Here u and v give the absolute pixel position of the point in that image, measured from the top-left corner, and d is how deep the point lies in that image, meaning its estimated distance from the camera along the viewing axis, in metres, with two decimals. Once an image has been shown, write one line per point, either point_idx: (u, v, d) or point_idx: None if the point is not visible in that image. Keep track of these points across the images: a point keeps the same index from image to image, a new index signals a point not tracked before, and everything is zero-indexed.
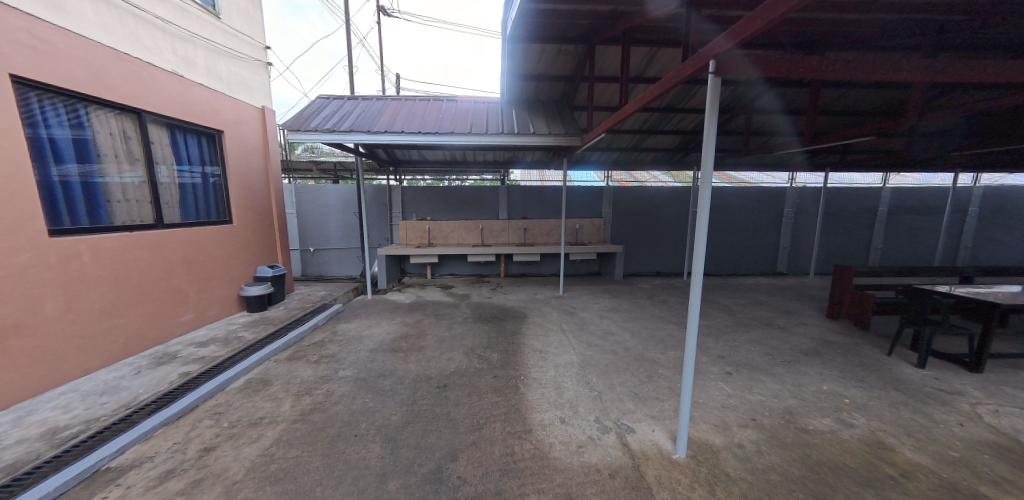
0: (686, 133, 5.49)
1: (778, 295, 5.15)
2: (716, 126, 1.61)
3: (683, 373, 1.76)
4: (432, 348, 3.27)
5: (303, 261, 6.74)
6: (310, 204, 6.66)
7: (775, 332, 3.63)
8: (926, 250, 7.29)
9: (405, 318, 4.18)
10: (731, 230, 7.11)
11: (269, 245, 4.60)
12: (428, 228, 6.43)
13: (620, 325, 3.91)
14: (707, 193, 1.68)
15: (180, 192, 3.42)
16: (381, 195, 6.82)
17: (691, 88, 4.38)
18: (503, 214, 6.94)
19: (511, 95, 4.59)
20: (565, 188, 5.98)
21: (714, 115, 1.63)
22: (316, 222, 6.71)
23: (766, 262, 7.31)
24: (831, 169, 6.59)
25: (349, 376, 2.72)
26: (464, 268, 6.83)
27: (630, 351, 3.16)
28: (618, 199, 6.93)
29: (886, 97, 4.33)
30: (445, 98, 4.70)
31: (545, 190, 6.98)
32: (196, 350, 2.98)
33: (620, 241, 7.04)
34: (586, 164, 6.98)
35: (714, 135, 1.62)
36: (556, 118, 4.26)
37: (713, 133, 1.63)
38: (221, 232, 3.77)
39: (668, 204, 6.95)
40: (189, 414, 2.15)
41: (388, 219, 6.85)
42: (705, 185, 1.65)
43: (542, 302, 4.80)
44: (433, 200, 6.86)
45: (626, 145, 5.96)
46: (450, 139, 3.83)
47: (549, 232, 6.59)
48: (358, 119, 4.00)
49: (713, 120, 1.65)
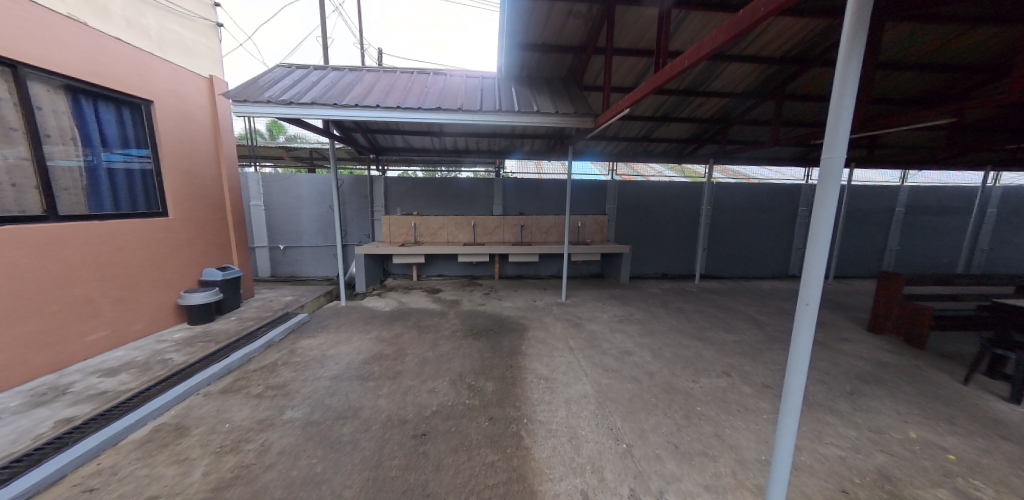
0: (704, 122, 4.92)
1: (801, 302, 4.65)
2: (862, 64, 0.95)
3: (777, 441, 1.20)
4: (411, 374, 2.63)
5: (273, 260, 6.05)
6: (281, 196, 5.95)
7: (818, 351, 3.09)
8: (942, 252, 6.94)
9: (382, 331, 3.52)
10: (742, 230, 6.61)
11: (219, 242, 3.86)
12: (414, 224, 5.94)
13: (637, 341, 3.30)
14: (832, 188, 1.08)
15: (86, 176, 2.68)
16: (362, 186, 6.12)
17: (716, 66, 3.80)
18: (498, 210, 6.31)
19: (509, 69, 3.91)
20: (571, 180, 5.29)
21: (861, 39, 0.95)
22: (288, 216, 5.99)
23: (778, 264, 6.86)
24: (856, 165, 6.06)
25: (298, 419, 2.06)
26: (453, 268, 6.15)
27: (656, 379, 2.58)
28: (623, 194, 6.40)
29: (934, 79, 3.81)
30: (432, 71, 3.99)
31: (544, 184, 6.34)
32: (98, 382, 2.28)
33: (624, 240, 6.52)
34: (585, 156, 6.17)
35: (854, 95, 0.98)
36: (563, 96, 3.61)
37: (850, 91, 0.98)
38: (149, 227, 3.04)
39: (676, 202, 6.47)
40: (45, 493, 1.48)
41: (369, 213, 6.13)
42: (834, 175, 1.04)
43: (543, 311, 4.18)
44: (420, 193, 6.18)
45: (634, 134, 5.39)
46: (436, 117, 3.18)
47: (547, 230, 6.14)
48: (324, 90, 3.29)
49: (855, 57, 0.98)
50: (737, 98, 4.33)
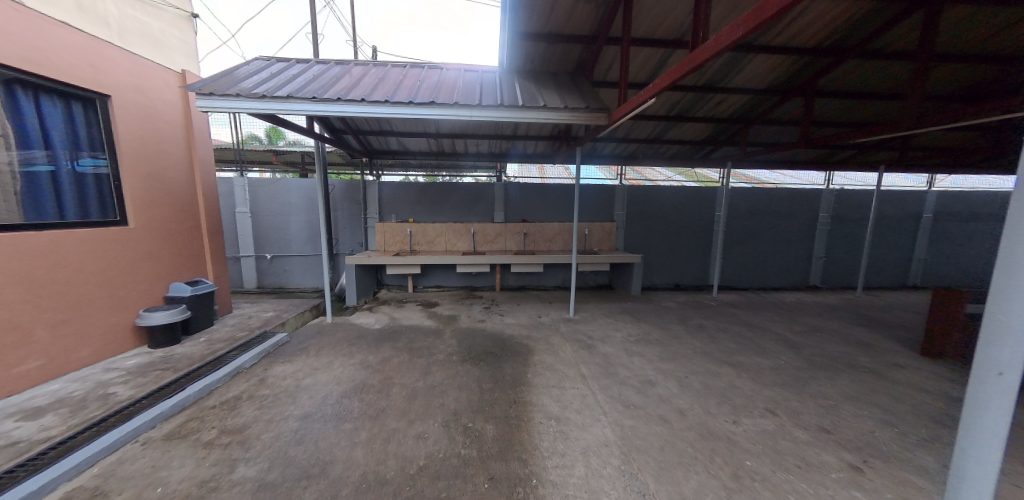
0: (721, 122, 4.54)
1: (834, 318, 4.22)
2: None
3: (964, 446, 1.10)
4: (396, 412, 2.22)
5: (259, 270, 5.70)
6: (268, 202, 5.61)
7: (872, 380, 2.66)
8: (973, 261, 6.50)
9: (369, 355, 3.11)
10: (758, 238, 6.24)
11: (189, 253, 3.48)
12: (410, 232, 5.57)
13: (658, 368, 2.88)
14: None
15: (22, 181, 2.31)
16: (354, 192, 5.77)
17: (741, 58, 3.42)
18: (499, 216, 5.94)
19: (510, 62, 3.56)
20: (577, 185, 4.76)
21: None
22: (276, 223, 5.66)
23: (797, 274, 6.45)
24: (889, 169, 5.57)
25: (250, 479, 1.65)
26: (452, 279, 5.76)
27: (688, 420, 2.16)
28: (632, 200, 6.10)
29: (983, 72, 3.44)
30: (426, 65, 3.64)
31: (547, 189, 5.98)
32: (13, 427, 1.88)
33: (633, 248, 6.18)
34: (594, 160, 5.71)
35: None
36: (572, 90, 3.25)
37: None
38: (102, 237, 2.67)
39: (686, 208, 6.17)
40: None
41: (362, 220, 5.77)
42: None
43: (549, 330, 3.77)
44: (417, 199, 5.81)
45: (644, 135, 5.02)
46: (429, 112, 2.82)
47: (552, 239, 5.80)
48: (304, 84, 2.93)
49: None
50: (762, 95, 3.95)
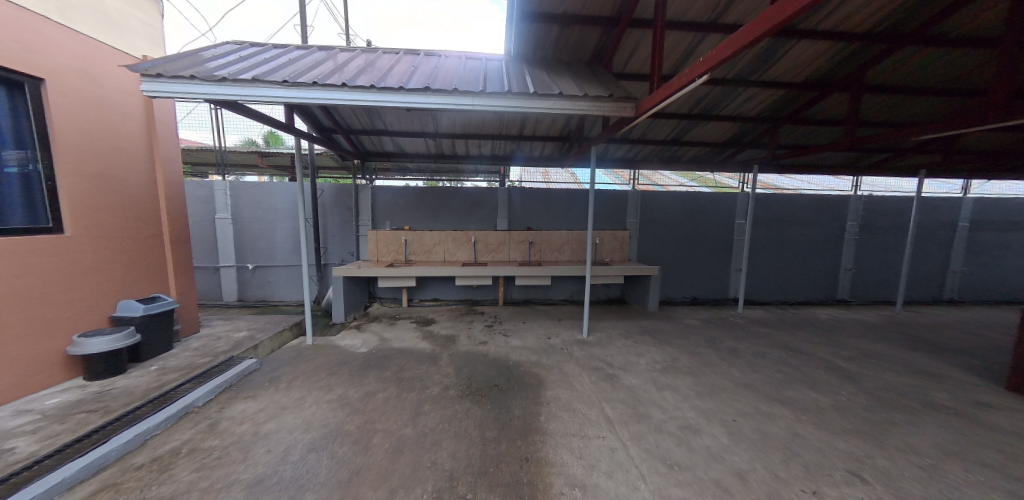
0: (748, 121, 4.14)
1: (882, 340, 3.72)
2: None
3: None
4: (374, 476, 1.72)
5: (240, 282, 5.26)
6: (252, 208, 5.18)
7: (967, 425, 2.15)
8: (1014, 274, 6.02)
9: (350, 389, 2.62)
10: (777, 248, 5.85)
11: (146, 266, 3.01)
12: (405, 240, 5.14)
13: (698, 408, 2.38)
14: None
15: None
16: (346, 197, 5.33)
17: (780, 45, 3.02)
18: (503, 224, 5.49)
19: (518, 48, 3.13)
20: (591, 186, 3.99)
21: None
22: (261, 230, 5.23)
23: (822, 287, 6.00)
24: (927, 174, 5.13)
25: None
26: (450, 292, 5.30)
27: (754, 488, 1.66)
28: (646, 206, 5.72)
29: None
30: (423, 53, 3.24)
31: (554, 194, 5.54)
32: None
33: (648, 259, 5.77)
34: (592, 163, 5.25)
35: None
36: (589, 79, 2.83)
37: None
38: (27, 247, 2.20)
39: (703, 216, 5.78)
40: None
41: (353, 228, 5.31)
42: None
43: (561, 355, 3.27)
44: (413, 205, 5.38)
45: (661, 136, 4.62)
46: (423, 101, 2.40)
47: (560, 248, 5.35)
48: (276, 68, 2.49)
49: None
50: (798, 90, 3.55)
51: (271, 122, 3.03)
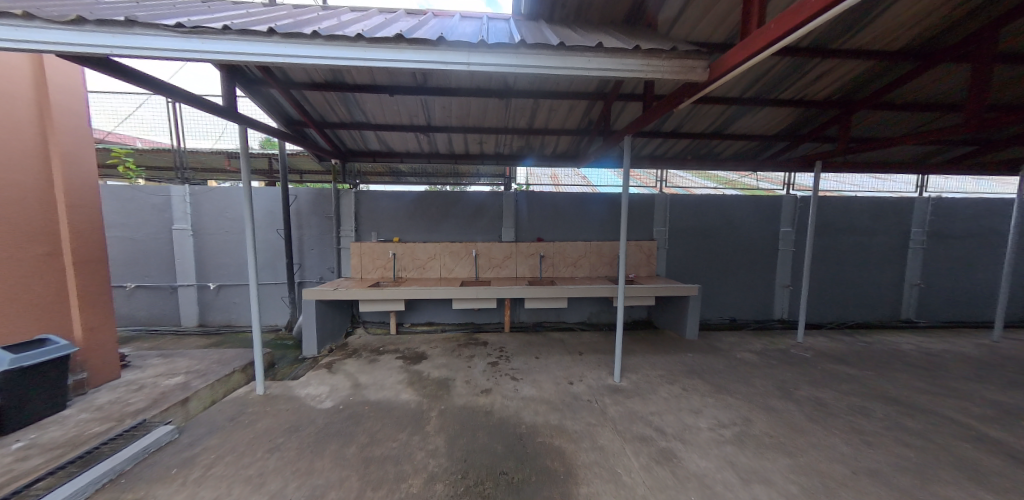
0: (813, 106, 3.36)
1: (1010, 384, 2.84)
2: None
3: None
4: None
5: (202, 304, 4.52)
6: (216, 217, 4.43)
7: None
8: None
9: (291, 482, 1.78)
10: (827, 260, 5.03)
11: (25, 301, 2.22)
12: (393, 254, 4.45)
13: None
14: None
15: None
16: (324, 204, 4.57)
17: None
18: (509, 235, 4.67)
19: (532, 5, 2.37)
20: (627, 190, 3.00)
21: None
22: (226, 244, 4.48)
23: (880, 305, 5.15)
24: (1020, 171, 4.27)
25: None
26: (447, 314, 4.50)
27: None
28: (675, 213, 4.94)
29: None
30: (407, 12, 2.50)
31: (568, 200, 4.74)
32: None
33: (677, 274, 4.98)
34: (604, 161, 4.37)
35: None
36: (634, 35, 2.06)
37: None
38: None
39: (742, 222, 4.98)
40: None
41: (333, 240, 4.54)
42: None
43: (591, 414, 2.43)
44: (404, 214, 4.60)
45: (701, 128, 3.86)
46: (398, 60, 1.64)
47: (575, 263, 4.62)
48: (179, 13, 1.69)
49: None
50: (893, 60, 2.76)
51: (205, 104, 2.26)
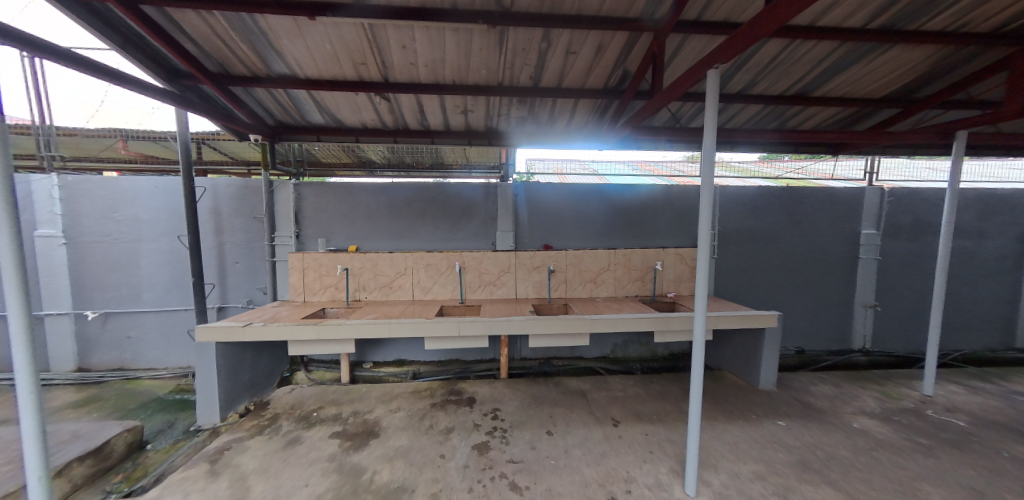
0: (977, 44, 2.17)
1: None
2: None
3: None
4: None
5: (82, 339, 3.26)
6: (98, 218, 3.19)
7: None
8: None
9: None
10: (925, 272, 3.82)
11: None
12: (345, 269, 3.22)
13: None
14: None
15: None
16: (253, 200, 3.35)
17: None
18: (505, 242, 3.47)
19: None
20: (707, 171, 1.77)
21: None
22: (114, 256, 3.23)
23: (989, 331, 3.94)
24: None
25: None
26: (421, 352, 3.30)
27: None
28: (725, 212, 3.74)
29: None
30: None
31: (585, 195, 3.53)
32: None
33: (727, 292, 3.78)
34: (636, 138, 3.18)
35: None
36: None
37: None
38: None
39: (813, 223, 3.79)
40: None
41: (265, 250, 3.32)
42: None
43: None
44: (362, 214, 3.37)
45: (784, 85, 2.66)
46: None
47: (595, 279, 3.42)
48: None
49: None
50: None
51: None
